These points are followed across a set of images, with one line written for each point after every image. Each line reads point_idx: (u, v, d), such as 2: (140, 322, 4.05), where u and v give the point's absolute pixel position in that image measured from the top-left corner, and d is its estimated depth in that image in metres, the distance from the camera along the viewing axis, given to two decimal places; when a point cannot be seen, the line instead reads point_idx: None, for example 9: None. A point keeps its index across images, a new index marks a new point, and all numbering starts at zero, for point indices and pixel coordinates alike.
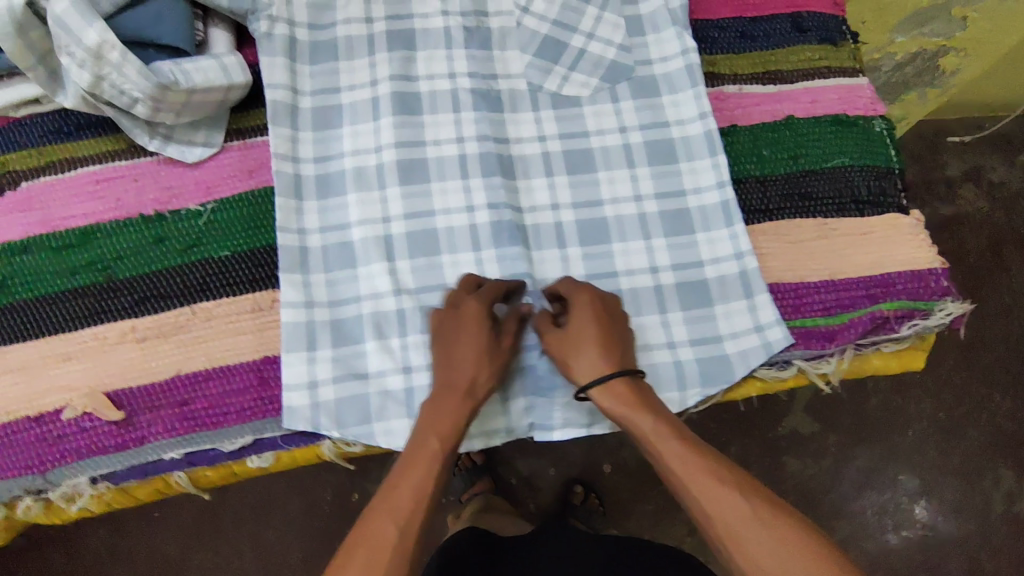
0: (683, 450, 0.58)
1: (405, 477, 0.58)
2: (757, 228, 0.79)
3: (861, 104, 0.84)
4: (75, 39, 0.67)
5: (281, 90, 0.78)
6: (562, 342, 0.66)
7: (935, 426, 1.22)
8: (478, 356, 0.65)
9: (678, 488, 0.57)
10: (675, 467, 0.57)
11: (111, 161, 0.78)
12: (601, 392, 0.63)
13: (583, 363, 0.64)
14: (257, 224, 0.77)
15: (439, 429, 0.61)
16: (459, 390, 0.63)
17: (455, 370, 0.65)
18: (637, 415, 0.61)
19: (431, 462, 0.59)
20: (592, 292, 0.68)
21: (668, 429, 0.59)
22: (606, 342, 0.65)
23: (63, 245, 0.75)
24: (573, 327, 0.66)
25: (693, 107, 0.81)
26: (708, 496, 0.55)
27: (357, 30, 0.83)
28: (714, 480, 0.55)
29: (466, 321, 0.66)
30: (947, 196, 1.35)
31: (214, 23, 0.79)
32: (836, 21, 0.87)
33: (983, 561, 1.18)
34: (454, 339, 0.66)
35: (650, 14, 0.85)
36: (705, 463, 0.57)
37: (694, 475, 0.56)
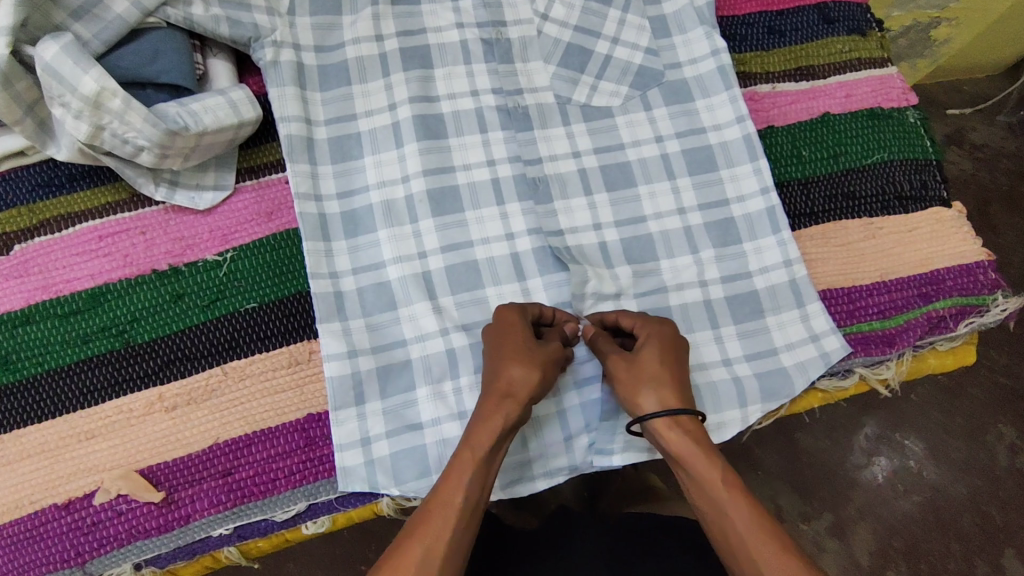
0: (748, 509, 0.53)
1: (438, 497, 0.53)
2: (806, 233, 0.76)
3: (894, 96, 0.81)
4: (69, 87, 0.61)
5: (295, 123, 0.72)
6: (630, 370, 0.61)
7: (936, 386, 1.10)
8: (524, 356, 0.60)
9: (738, 551, 0.52)
10: (739, 526, 0.53)
11: (112, 214, 0.72)
12: (666, 426, 0.58)
13: (652, 395, 0.60)
14: (282, 270, 0.71)
15: (473, 440, 0.56)
16: (499, 390, 0.59)
17: (500, 372, 0.60)
18: (704, 459, 0.56)
19: (465, 475, 0.54)
20: (668, 325, 0.64)
21: (733, 482, 0.55)
22: (674, 370, 0.61)
23: (72, 311, 0.69)
24: (643, 354, 0.62)
25: (729, 110, 0.78)
26: (773, 565, 0.50)
27: (368, 50, 0.77)
28: (781, 551, 0.51)
29: (515, 330, 0.62)
30: None
31: (213, 53, 0.72)
32: (863, 10, 0.84)
33: (994, 514, 1.04)
34: (502, 341, 0.62)
35: (674, 13, 0.81)
36: (770, 530, 0.52)
37: (759, 539, 0.51)
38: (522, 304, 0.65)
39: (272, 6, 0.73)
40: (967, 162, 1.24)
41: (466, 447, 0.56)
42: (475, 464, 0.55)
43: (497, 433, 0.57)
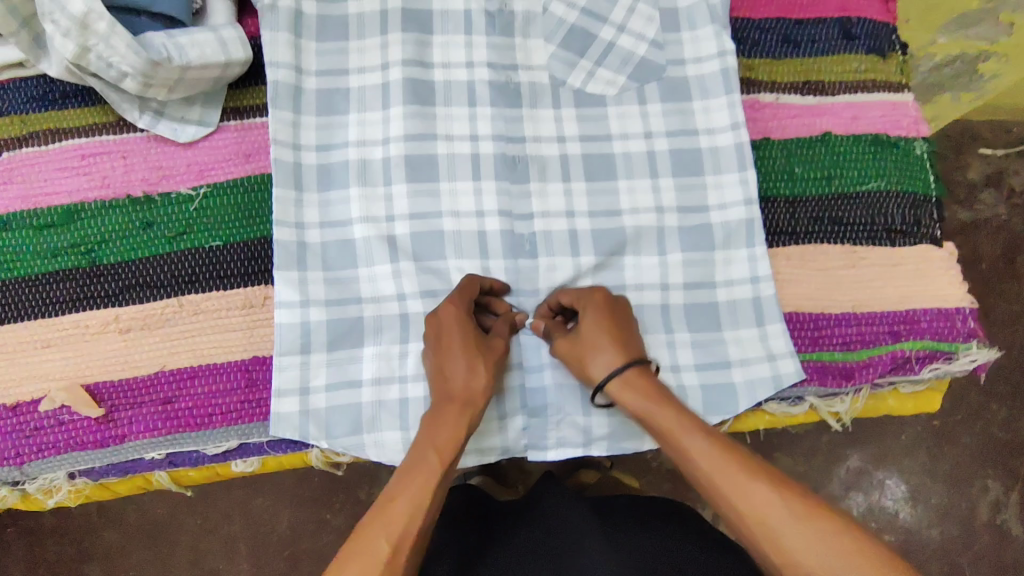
0: (711, 443, 0.54)
1: (393, 502, 0.51)
2: (782, 252, 0.74)
3: (904, 124, 0.78)
4: (59, 6, 0.63)
5: (284, 69, 0.73)
6: (575, 343, 0.63)
7: (930, 430, 1.06)
8: (479, 361, 0.61)
9: (711, 488, 0.52)
10: (705, 464, 0.53)
11: (100, 135, 0.74)
12: (621, 386, 0.60)
13: (601, 360, 0.61)
14: (251, 213, 0.72)
15: (437, 445, 0.56)
16: (457, 399, 0.59)
17: (455, 379, 0.60)
18: (663, 408, 0.57)
19: (426, 482, 0.53)
20: (600, 291, 0.66)
21: (693, 422, 0.56)
22: (619, 331, 0.62)
23: (45, 224, 0.72)
24: (584, 328, 0.63)
25: (725, 116, 0.75)
26: (744, 492, 0.50)
27: (370, 6, 0.76)
28: (747, 473, 0.51)
29: (460, 326, 0.63)
30: (966, 201, 1.17)
31: None
32: (889, 30, 0.80)
33: (964, 567, 1.03)
34: (450, 343, 0.62)
35: (687, 8, 0.78)
36: (735, 456, 0.52)
37: (725, 472, 0.52)
38: (460, 287, 0.66)
39: None
40: (1001, 207, 1.16)
41: (418, 457, 0.55)
42: (434, 475, 0.54)
43: (456, 437, 0.57)
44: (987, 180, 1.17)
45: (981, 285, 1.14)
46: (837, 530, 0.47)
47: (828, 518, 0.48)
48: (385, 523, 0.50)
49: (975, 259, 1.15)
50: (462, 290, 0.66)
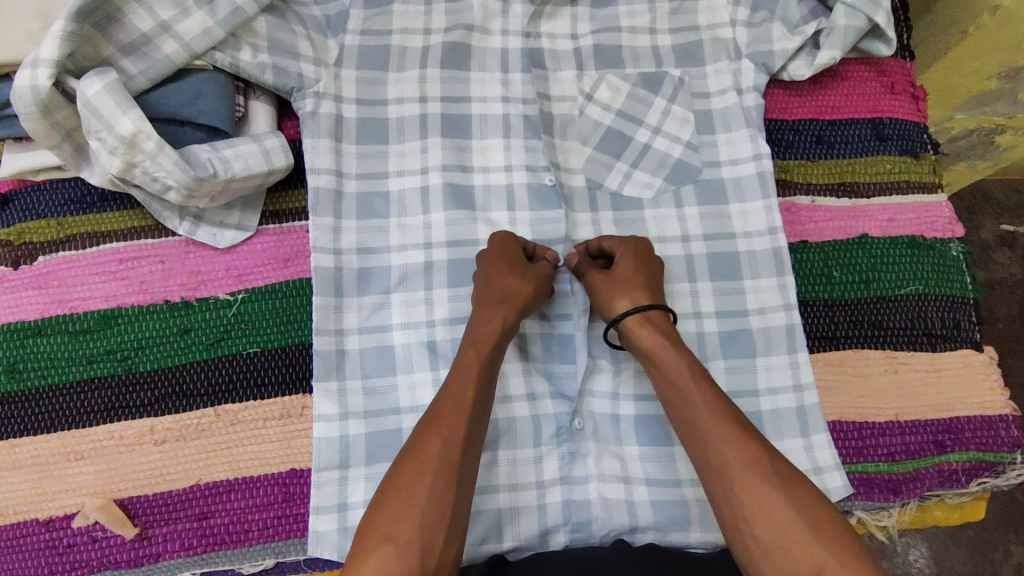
0: (710, 398, 0.59)
1: (429, 444, 0.56)
2: (822, 357, 0.73)
3: (939, 226, 0.78)
4: (107, 125, 0.61)
5: (325, 175, 0.73)
6: (608, 280, 0.68)
7: None
8: (517, 269, 0.68)
9: (702, 433, 0.57)
10: (702, 412, 0.58)
11: (138, 238, 0.73)
12: (638, 323, 0.65)
13: (628, 298, 0.66)
14: (290, 319, 0.72)
15: (478, 343, 0.63)
16: (496, 297, 0.66)
17: (492, 281, 0.67)
18: (673, 352, 0.62)
19: (460, 419, 0.57)
20: (641, 241, 0.71)
21: (697, 374, 0.61)
22: (649, 279, 0.68)
23: (81, 329, 0.71)
24: (619, 268, 0.68)
25: (761, 219, 0.75)
26: (732, 444, 0.55)
27: (410, 110, 0.78)
28: (739, 431, 0.56)
29: (506, 248, 0.69)
30: (978, 260, 1.19)
31: (255, 96, 0.74)
32: (920, 130, 0.81)
33: None
34: (495, 261, 0.68)
35: (721, 110, 0.79)
36: (730, 415, 0.57)
37: (718, 424, 0.57)
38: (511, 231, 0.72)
39: (320, 56, 0.75)
40: (1016, 266, 1.17)
41: (446, 399, 0.59)
42: (465, 415, 0.58)
43: (498, 333, 0.64)
44: (1000, 240, 1.19)
45: (1000, 347, 1.14)
46: (807, 500, 0.52)
47: (803, 490, 0.53)
48: (416, 468, 0.54)
49: (992, 319, 1.15)
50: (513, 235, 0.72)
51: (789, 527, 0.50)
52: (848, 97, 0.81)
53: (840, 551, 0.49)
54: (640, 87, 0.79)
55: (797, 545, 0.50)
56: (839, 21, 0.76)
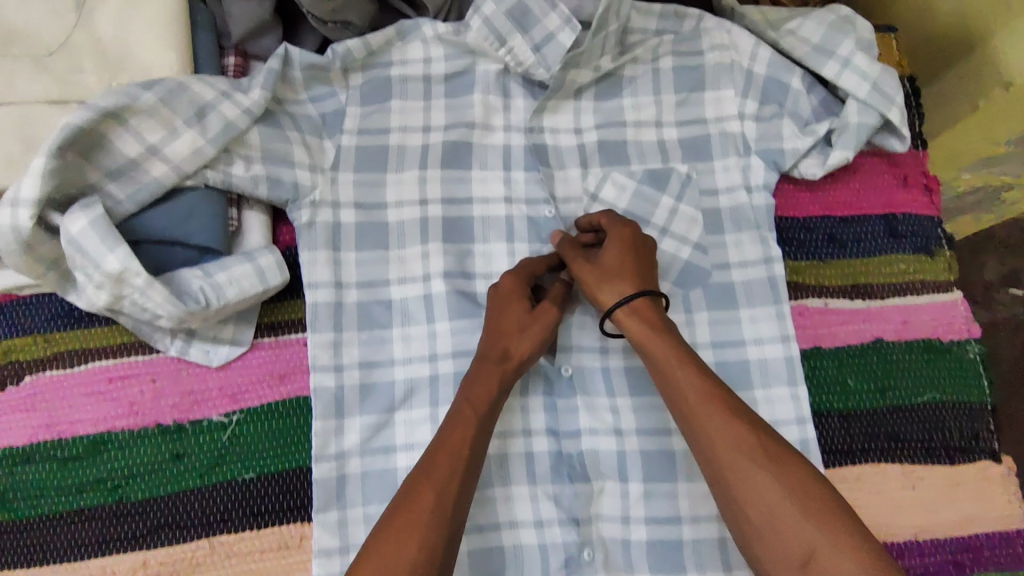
0: (701, 385, 0.60)
1: (421, 499, 0.55)
2: (838, 473, 0.71)
3: (955, 327, 0.76)
4: (92, 262, 0.58)
5: (323, 288, 0.71)
6: (596, 272, 0.67)
7: None
8: (517, 327, 0.66)
9: (692, 418, 0.60)
10: (688, 396, 0.60)
11: (128, 355, 0.71)
12: (627, 314, 0.66)
13: (615, 290, 0.66)
14: (287, 441, 0.69)
15: (473, 400, 0.62)
16: (494, 357, 0.65)
17: (492, 339, 0.66)
18: (658, 338, 0.64)
19: (452, 475, 0.57)
20: (629, 226, 0.69)
21: (684, 359, 0.62)
22: (639, 268, 0.67)
23: (70, 455, 0.69)
24: (605, 258, 0.67)
25: (772, 326, 0.73)
26: (722, 428, 0.58)
27: (411, 214, 0.75)
28: (728, 414, 0.58)
29: (510, 294, 0.68)
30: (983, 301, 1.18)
31: (249, 207, 0.71)
32: (934, 224, 0.79)
33: None
34: (501, 320, 0.67)
35: (731, 208, 0.76)
36: (719, 398, 0.59)
37: (706, 407, 0.59)
38: (518, 270, 0.70)
39: (315, 162, 0.72)
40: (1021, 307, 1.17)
41: (440, 455, 0.58)
42: (458, 470, 0.57)
43: (493, 392, 0.63)
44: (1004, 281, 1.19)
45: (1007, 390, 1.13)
46: (797, 476, 0.55)
47: (792, 465, 0.55)
48: (405, 521, 0.53)
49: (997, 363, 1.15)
50: (523, 267, 0.70)
51: (780, 505, 0.54)
52: (861, 191, 0.79)
53: (826, 526, 0.52)
54: (646, 184, 0.77)
55: (789, 524, 0.53)
56: (851, 119, 0.74)
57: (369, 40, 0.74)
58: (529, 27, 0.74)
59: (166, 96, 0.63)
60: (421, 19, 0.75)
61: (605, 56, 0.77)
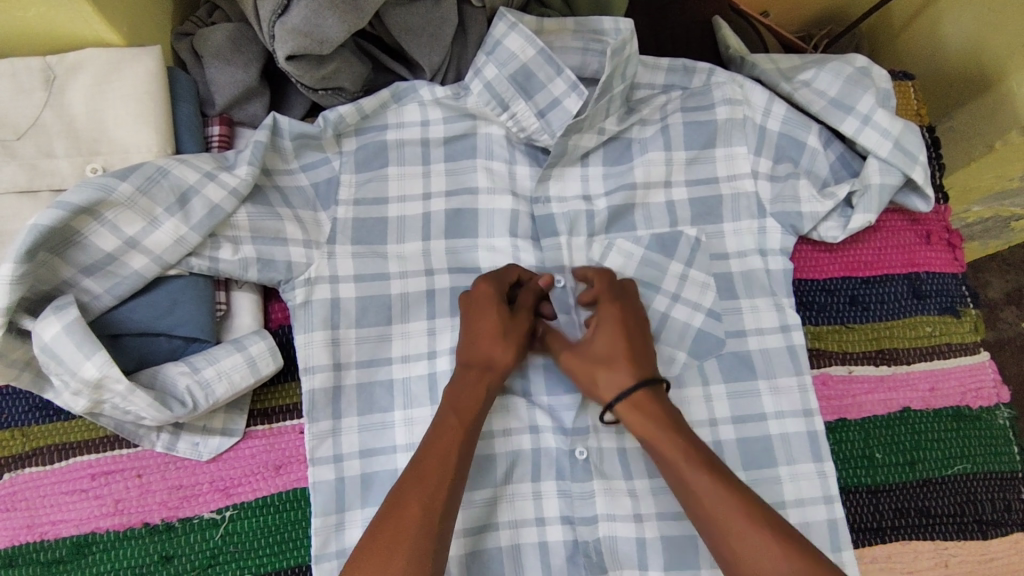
0: (712, 478, 0.56)
1: (404, 530, 0.52)
2: (868, 553, 0.67)
3: (984, 392, 0.73)
4: (68, 369, 0.54)
5: (320, 372, 0.66)
6: (588, 360, 0.64)
7: None
8: (499, 331, 0.64)
9: (709, 518, 0.55)
10: (703, 494, 0.55)
11: (112, 449, 0.66)
12: (628, 407, 0.61)
13: (606, 379, 0.62)
14: (285, 538, 0.65)
15: (458, 411, 0.60)
16: (478, 364, 0.63)
17: (474, 347, 0.64)
18: (667, 437, 0.59)
19: (439, 505, 0.54)
20: (622, 301, 0.66)
21: (693, 451, 0.58)
22: (633, 347, 0.63)
23: (54, 559, 0.64)
24: (593, 346, 0.64)
25: (794, 398, 0.69)
26: (746, 535, 0.53)
27: (416, 284, 0.71)
28: (748, 516, 0.53)
29: (488, 301, 0.65)
30: (989, 323, 1.18)
31: (238, 287, 0.66)
32: (958, 282, 0.76)
33: None
34: (476, 327, 0.64)
35: (745, 273, 0.72)
36: (738, 496, 0.54)
37: (721, 505, 0.54)
38: (497, 275, 0.67)
39: (311, 237, 0.68)
40: None
41: (421, 480, 0.55)
42: (439, 496, 0.54)
43: (478, 404, 0.61)
44: (1007, 298, 1.19)
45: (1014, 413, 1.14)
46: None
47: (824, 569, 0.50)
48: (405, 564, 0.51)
49: None
50: (497, 275, 0.67)
51: None
52: (882, 249, 0.75)
53: None
54: (656, 249, 0.73)
55: None
56: (872, 180, 0.70)
57: (363, 105, 0.70)
58: (532, 91, 0.71)
59: (143, 184, 0.58)
60: (417, 81, 0.72)
61: (610, 119, 0.73)
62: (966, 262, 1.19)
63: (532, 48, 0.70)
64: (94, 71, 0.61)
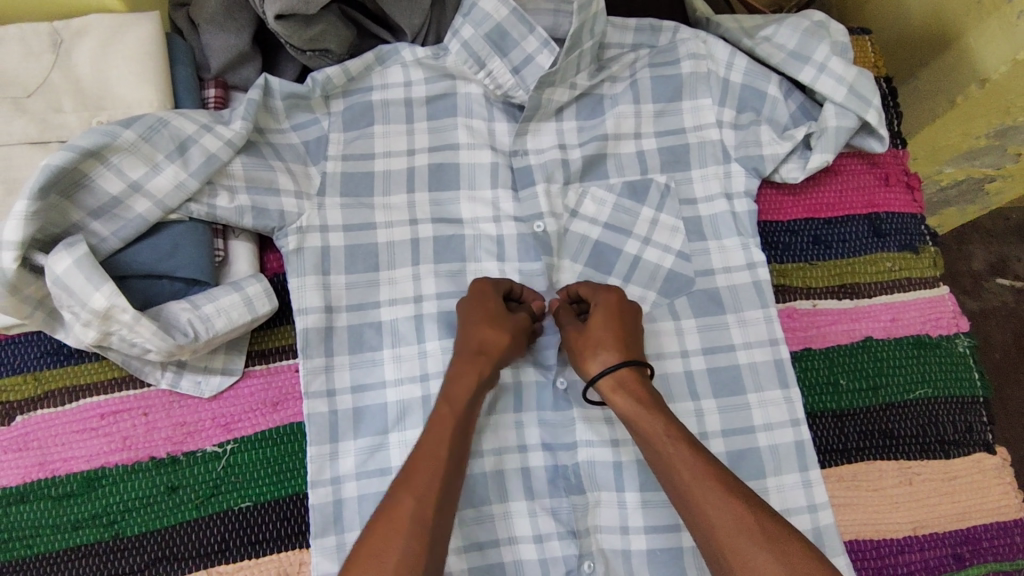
0: (690, 454, 0.57)
1: (401, 505, 0.53)
2: (834, 473, 0.71)
3: (943, 322, 0.77)
4: (78, 301, 0.59)
5: (313, 314, 0.70)
6: (582, 339, 0.66)
7: None
8: (492, 321, 0.67)
9: (685, 495, 0.56)
10: (681, 472, 0.57)
11: (119, 390, 0.71)
12: (613, 387, 0.64)
13: (600, 358, 0.65)
14: (282, 468, 0.69)
15: (450, 399, 0.62)
16: (472, 350, 0.65)
17: (467, 334, 0.66)
18: (649, 415, 0.61)
19: (434, 478, 0.55)
20: (614, 293, 0.69)
21: (676, 434, 0.59)
22: (622, 335, 0.66)
23: (64, 493, 0.68)
24: (591, 324, 0.67)
25: (761, 329, 0.73)
26: (717, 504, 0.54)
27: (400, 234, 0.75)
28: (724, 492, 0.54)
29: (485, 297, 0.68)
30: (972, 290, 1.22)
31: (234, 236, 0.71)
32: (917, 222, 0.80)
33: None
34: (471, 314, 0.67)
35: (711, 216, 0.77)
36: (713, 476, 0.55)
37: (697, 481, 0.55)
38: (495, 279, 0.71)
39: (301, 188, 0.72)
40: (1009, 294, 1.21)
41: (424, 456, 0.57)
42: (438, 473, 0.56)
43: (472, 390, 0.63)
44: (991, 268, 1.23)
45: (997, 373, 1.17)
46: (797, 554, 0.50)
47: (790, 544, 0.51)
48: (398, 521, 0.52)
49: (987, 349, 1.19)
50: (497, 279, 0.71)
51: None
52: (843, 192, 0.79)
53: None
54: (627, 197, 0.78)
55: None
56: (829, 123, 0.75)
57: (349, 67, 0.75)
58: (507, 49, 0.76)
59: (145, 132, 0.64)
60: (399, 44, 0.77)
61: (581, 73, 0.78)
62: (946, 228, 1.23)
63: (505, 8, 0.74)
64: (98, 35, 0.67)
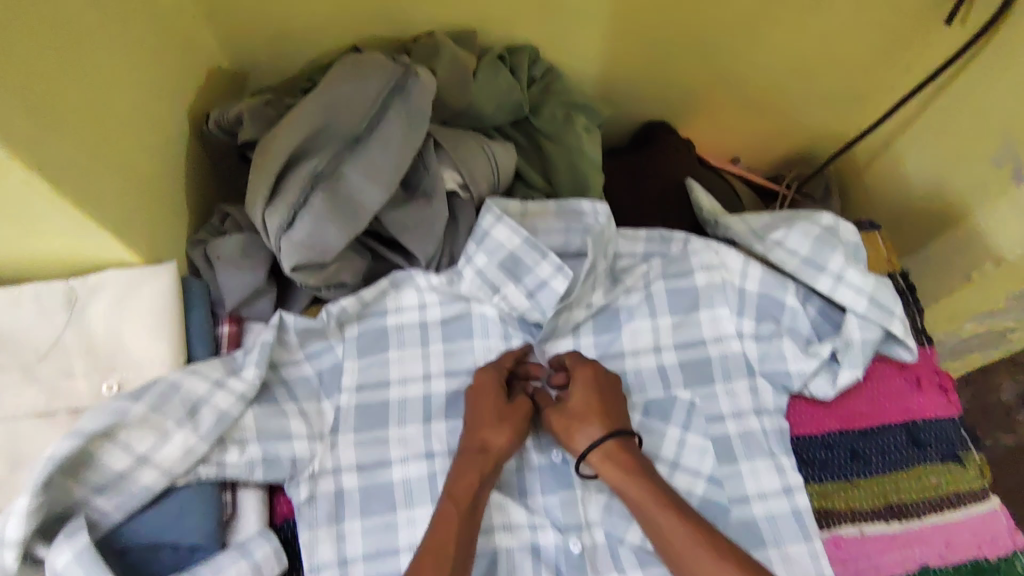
0: (682, 519, 0.61)
1: None
2: None
3: (1002, 544, 0.71)
4: None
5: (325, 572, 0.65)
6: (564, 416, 0.69)
7: None
8: (491, 421, 0.68)
9: (679, 561, 0.60)
10: (678, 543, 0.60)
11: None
12: (601, 460, 0.66)
13: (584, 433, 0.67)
14: None
15: (454, 496, 0.63)
16: (474, 449, 0.66)
17: (471, 436, 0.67)
18: (636, 481, 0.64)
19: None
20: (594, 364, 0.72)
21: (669, 503, 0.63)
22: (606, 408, 0.69)
23: None
24: (572, 402, 0.69)
25: (809, 567, 0.67)
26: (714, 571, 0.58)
27: (416, 469, 0.71)
28: (722, 559, 0.58)
29: (487, 391, 0.70)
30: (1007, 424, 1.22)
31: (244, 487, 0.66)
32: (956, 426, 0.76)
33: None
34: (481, 410, 0.69)
35: (741, 434, 0.73)
36: (707, 542, 0.60)
37: (694, 551, 0.59)
38: (498, 369, 0.72)
39: (315, 429, 0.70)
40: None
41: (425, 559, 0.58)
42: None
43: (475, 487, 0.64)
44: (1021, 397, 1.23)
45: None
46: None
47: None
48: None
49: None
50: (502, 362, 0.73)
51: None
52: (873, 399, 0.77)
53: None
54: (648, 416, 0.75)
55: None
56: (853, 336, 0.74)
57: (363, 295, 0.75)
58: (521, 275, 0.76)
59: (155, 402, 0.62)
60: (413, 270, 0.78)
61: (596, 292, 0.78)
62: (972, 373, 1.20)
63: (518, 236, 0.75)
64: (112, 290, 0.66)
